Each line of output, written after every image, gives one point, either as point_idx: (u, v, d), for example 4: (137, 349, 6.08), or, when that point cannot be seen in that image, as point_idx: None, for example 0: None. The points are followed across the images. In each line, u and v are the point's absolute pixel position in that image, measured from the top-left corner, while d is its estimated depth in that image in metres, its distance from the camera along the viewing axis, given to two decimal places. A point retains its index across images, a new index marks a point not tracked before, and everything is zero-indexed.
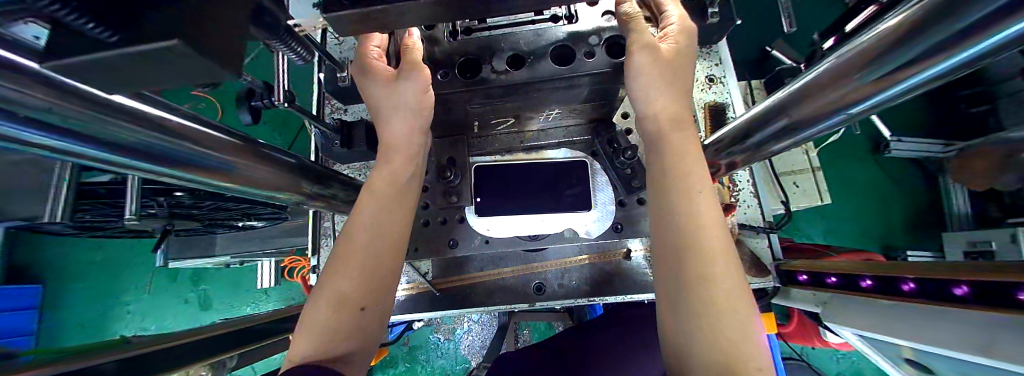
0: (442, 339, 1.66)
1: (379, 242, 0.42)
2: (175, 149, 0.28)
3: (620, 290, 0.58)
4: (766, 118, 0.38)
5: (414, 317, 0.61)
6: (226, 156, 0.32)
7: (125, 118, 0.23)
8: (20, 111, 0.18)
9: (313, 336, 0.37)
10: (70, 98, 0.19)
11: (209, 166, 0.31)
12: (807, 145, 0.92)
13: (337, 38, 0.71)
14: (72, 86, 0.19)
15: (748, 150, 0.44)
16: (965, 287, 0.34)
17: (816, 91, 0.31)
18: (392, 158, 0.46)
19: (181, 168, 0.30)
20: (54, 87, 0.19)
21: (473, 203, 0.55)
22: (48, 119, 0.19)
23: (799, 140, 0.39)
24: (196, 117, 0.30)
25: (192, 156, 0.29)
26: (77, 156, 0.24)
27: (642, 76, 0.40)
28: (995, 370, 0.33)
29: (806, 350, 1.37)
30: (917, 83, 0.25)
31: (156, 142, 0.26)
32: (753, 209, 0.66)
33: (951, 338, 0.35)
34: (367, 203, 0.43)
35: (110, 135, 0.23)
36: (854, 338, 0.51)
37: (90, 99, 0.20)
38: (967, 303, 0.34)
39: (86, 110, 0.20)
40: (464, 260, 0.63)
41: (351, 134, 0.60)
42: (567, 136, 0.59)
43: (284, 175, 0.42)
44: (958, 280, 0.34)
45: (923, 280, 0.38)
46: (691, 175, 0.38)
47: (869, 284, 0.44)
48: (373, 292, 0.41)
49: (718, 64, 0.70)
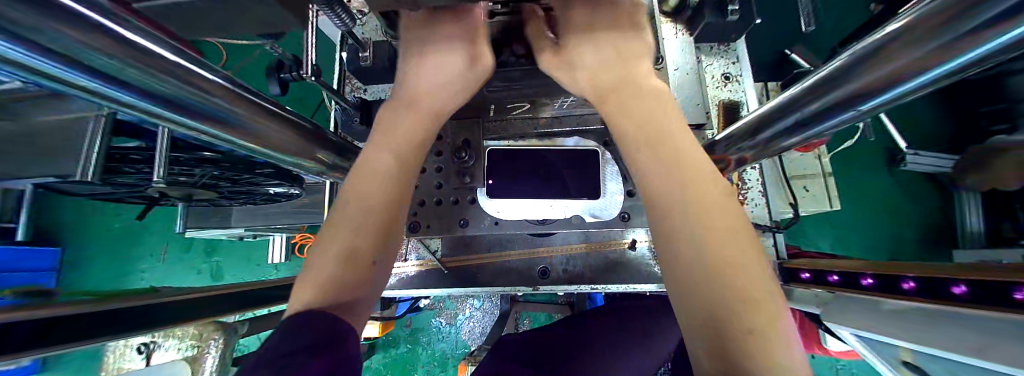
0: (444, 323, 1.70)
1: (386, 193, 0.42)
2: (213, 107, 0.30)
3: (622, 279, 0.60)
4: (779, 114, 0.38)
5: (423, 292, 0.64)
6: (253, 118, 0.35)
7: (170, 74, 0.25)
8: (92, 61, 0.20)
9: (316, 284, 0.37)
10: (118, 47, 0.21)
11: (240, 126, 0.34)
12: (821, 150, 0.91)
13: (361, 18, 0.73)
14: (121, 36, 0.21)
15: (758, 145, 0.45)
16: (963, 286, 0.36)
17: (825, 88, 0.31)
18: (406, 117, 0.46)
19: (217, 127, 0.32)
20: (109, 35, 0.20)
21: (485, 185, 0.56)
22: (107, 68, 0.21)
23: (810, 137, 0.39)
24: (232, 79, 0.32)
25: (225, 115, 0.32)
26: (129, 106, 0.26)
27: (582, 56, 0.46)
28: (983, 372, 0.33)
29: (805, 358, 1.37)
30: (922, 83, 0.25)
31: (195, 99, 0.28)
32: (761, 209, 0.66)
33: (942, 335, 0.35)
34: (380, 152, 0.43)
35: (156, 87, 0.25)
36: (853, 341, 0.51)
37: (137, 49, 0.22)
38: (963, 302, 0.35)
39: (137, 61, 0.23)
40: (472, 240, 0.65)
41: (370, 113, 0.62)
42: (583, 124, 0.57)
43: (306, 144, 0.44)
44: (958, 279, 0.36)
45: (928, 280, 0.40)
46: (677, 124, 0.40)
47: (871, 282, 0.47)
48: (380, 248, 0.42)
49: (734, 63, 0.70)
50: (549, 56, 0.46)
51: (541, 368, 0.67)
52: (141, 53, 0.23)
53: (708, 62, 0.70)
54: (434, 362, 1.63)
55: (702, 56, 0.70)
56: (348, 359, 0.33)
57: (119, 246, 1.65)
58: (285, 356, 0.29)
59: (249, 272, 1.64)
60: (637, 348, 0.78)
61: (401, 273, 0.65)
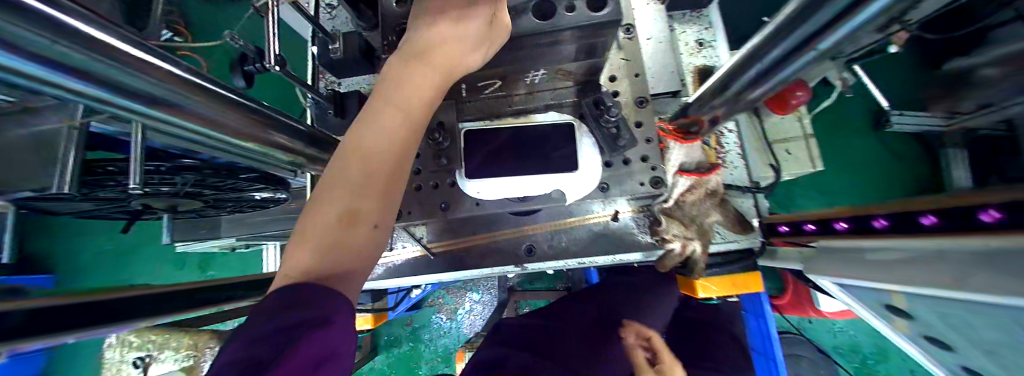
0: (445, 320, 1.71)
1: (382, 155, 0.40)
2: (176, 96, 0.29)
3: (609, 250, 0.61)
4: (744, 67, 0.38)
5: (414, 278, 0.65)
6: (218, 108, 0.34)
7: (125, 64, 0.24)
8: (45, 51, 0.19)
9: (312, 248, 0.36)
10: (71, 39, 0.20)
11: (205, 115, 0.33)
12: (800, 112, 0.91)
13: (329, 11, 0.72)
14: (71, 26, 0.20)
15: (728, 101, 0.45)
16: (932, 216, 0.37)
17: (782, 34, 0.31)
18: (403, 79, 0.42)
19: (183, 118, 0.32)
20: (59, 28, 0.19)
21: (463, 166, 0.55)
22: (61, 62, 0.21)
23: (778, 85, 0.39)
24: (193, 70, 0.31)
25: (190, 104, 0.31)
26: (88, 99, 0.25)
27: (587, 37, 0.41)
28: (957, 305, 0.34)
29: (801, 323, 1.41)
30: (861, 22, 0.25)
31: (155, 87, 0.27)
32: (741, 171, 0.63)
33: (923, 271, 0.36)
34: (377, 110, 0.41)
35: (115, 77, 0.24)
36: (839, 292, 0.52)
37: (91, 41, 0.21)
38: (931, 230, 0.36)
39: (91, 53, 0.21)
40: (457, 224, 0.65)
41: (344, 104, 0.63)
42: (556, 99, 0.55)
43: (277, 136, 0.44)
44: (926, 211, 0.38)
45: (895, 215, 0.41)
46: None
47: (844, 225, 0.49)
48: (381, 211, 0.40)
49: (708, 28, 0.69)
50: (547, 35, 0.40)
51: (540, 350, 0.68)
52: (93, 43, 0.21)
53: (681, 30, 0.70)
54: (438, 358, 1.66)
55: (675, 24, 0.70)
56: (339, 335, 0.30)
57: (110, 267, 1.64)
58: (269, 331, 0.27)
59: None
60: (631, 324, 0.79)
61: (389, 263, 0.65)
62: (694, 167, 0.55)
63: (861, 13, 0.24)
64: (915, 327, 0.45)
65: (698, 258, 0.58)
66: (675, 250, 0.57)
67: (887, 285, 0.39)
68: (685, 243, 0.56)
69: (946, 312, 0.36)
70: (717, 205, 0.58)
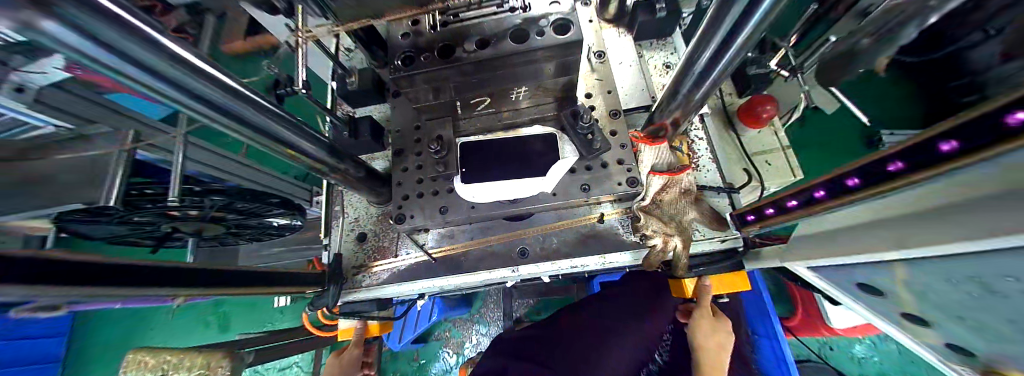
0: (452, 354, 1.67)
1: None
2: (240, 107, 0.36)
3: (597, 250, 0.64)
4: (686, 73, 0.46)
5: (415, 284, 0.68)
6: (270, 119, 0.41)
7: (204, 79, 0.31)
8: (145, 61, 0.26)
9: None
10: (160, 51, 0.26)
11: (259, 124, 0.40)
12: (776, 127, 0.97)
13: (348, 54, 0.86)
14: (160, 41, 0.26)
15: (682, 104, 0.52)
16: (855, 178, 0.36)
17: (704, 40, 0.39)
18: None
19: (243, 125, 0.39)
20: (150, 41, 0.26)
21: (458, 173, 0.62)
22: (157, 70, 0.27)
23: (715, 85, 0.46)
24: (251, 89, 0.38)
25: (250, 114, 0.38)
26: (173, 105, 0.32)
27: (555, 56, 0.50)
28: (930, 264, 0.37)
29: (822, 349, 1.33)
30: (750, 26, 0.33)
31: (223, 100, 0.34)
32: (714, 173, 0.69)
33: (886, 237, 0.39)
34: None
35: (197, 89, 0.31)
36: (812, 275, 0.58)
37: (175, 56, 0.28)
38: (860, 193, 0.36)
39: (176, 65, 0.28)
40: (456, 231, 0.71)
41: (358, 126, 0.73)
42: (539, 113, 0.64)
43: (309, 145, 0.50)
44: (848, 172, 0.37)
45: (825, 182, 0.40)
46: None
47: (794, 203, 0.46)
48: None
49: (673, 53, 0.79)
50: (522, 53, 0.49)
51: (552, 366, 0.71)
52: (175, 58, 0.28)
53: (650, 56, 0.79)
54: None
55: (644, 52, 0.79)
56: None
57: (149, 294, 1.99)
58: None
59: (254, 319, 1.84)
60: (628, 333, 0.79)
61: (393, 268, 0.70)
62: (666, 168, 0.61)
63: (745, 20, 0.32)
64: (889, 304, 0.49)
65: (681, 255, 0.60)
66: (658, 245, 0.60)
67: (864, 255, 0.43)
68: (666, 239, 0.60)
69: (910, 277, 0.40)
70: (691, 203, 0.63)
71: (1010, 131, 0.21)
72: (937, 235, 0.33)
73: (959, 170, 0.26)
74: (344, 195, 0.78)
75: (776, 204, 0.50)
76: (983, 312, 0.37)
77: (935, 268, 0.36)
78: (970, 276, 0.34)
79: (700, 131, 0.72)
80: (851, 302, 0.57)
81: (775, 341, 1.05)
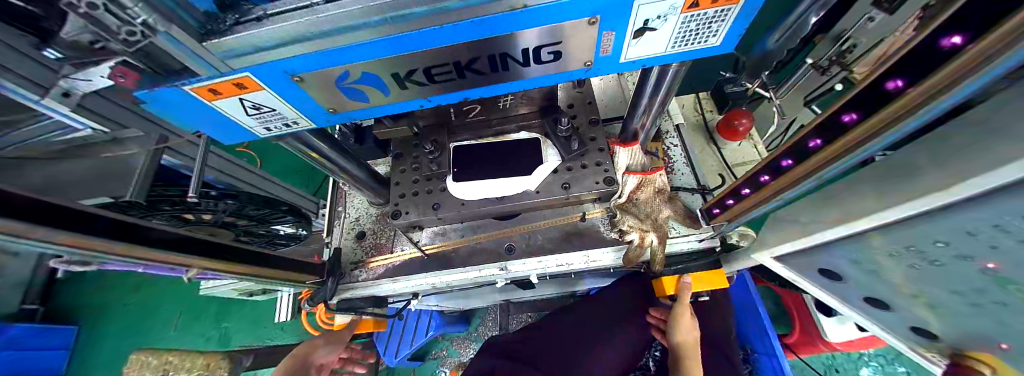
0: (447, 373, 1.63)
1: None
2: (321, 147, 0.58)
3: (580, 247, 0.68)
4: (645, 80, 0.53)
5: (408, 279, 0.72)
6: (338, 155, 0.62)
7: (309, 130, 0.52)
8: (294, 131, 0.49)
9: None
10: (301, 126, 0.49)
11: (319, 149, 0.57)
12: (755, 140, 1.02)
13: None
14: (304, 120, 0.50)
15: (648, 108, 0.58)
16: (788, 159, 0.42)
17: None
18: None
19: (314, 151, 0.57)
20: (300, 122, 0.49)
21: (451, 173, 0.68)
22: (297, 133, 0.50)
23: (671, 91, 0.53)
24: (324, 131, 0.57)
25: (323, 148, 0.58)
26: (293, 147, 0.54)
27: None
28: (868, 236, 0.41)
29: (829, 372, 1.27)
30: None
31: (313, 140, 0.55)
32: (688, 175, 0.74)
33: (837, 217, 0.43)
34: None
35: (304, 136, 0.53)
36: (780, 267, 0.62)
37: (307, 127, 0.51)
38: (793, 171, 0.41)
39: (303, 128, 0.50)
40: (448, 229, 0.75)
41: (362, 134, 0.81)
42: (524, 120, 0.70)
43: (321, 144, 0.57)
44: (783, 155, 0.42)
45: (767, 167, 0.46)
46: None
47: (747, 191, 0.51)
48: None
49: None
50: None
51: (540, 367, 0.73)
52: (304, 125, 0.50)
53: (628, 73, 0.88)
54: None
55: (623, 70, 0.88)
56: None
57: (160, 299, 2.07)
58: None
59: (254, 334, 1.85)
60: (610, 336, 0.80)
61: (389, 264, 0.74)
62: (640, 168, 0.68)
63: None
64: (857, 290, 0.52)
65: (658, 251, 0.64)
66: (634, 241, 0.64)
67: (818, 236, 0.46)
68: (642, 235, 0.64)
69: (862, 257, 0.44)
70: (666, 202, 0.68)
71: (887, 95, 0.28)
72: (867, 208, 0.38)
73: (858, 139, 0.31)
74: (347, 197, 0.84)
75: (734, 195, 0.55)
76: (927, 285, 0.41)
77: (878, 245, 0.41)
78: (909, 246, 0.38)
79: (675, 139, 0.79)
80: (821, 293, 0.60)
81: (774, 359, 1.02)
